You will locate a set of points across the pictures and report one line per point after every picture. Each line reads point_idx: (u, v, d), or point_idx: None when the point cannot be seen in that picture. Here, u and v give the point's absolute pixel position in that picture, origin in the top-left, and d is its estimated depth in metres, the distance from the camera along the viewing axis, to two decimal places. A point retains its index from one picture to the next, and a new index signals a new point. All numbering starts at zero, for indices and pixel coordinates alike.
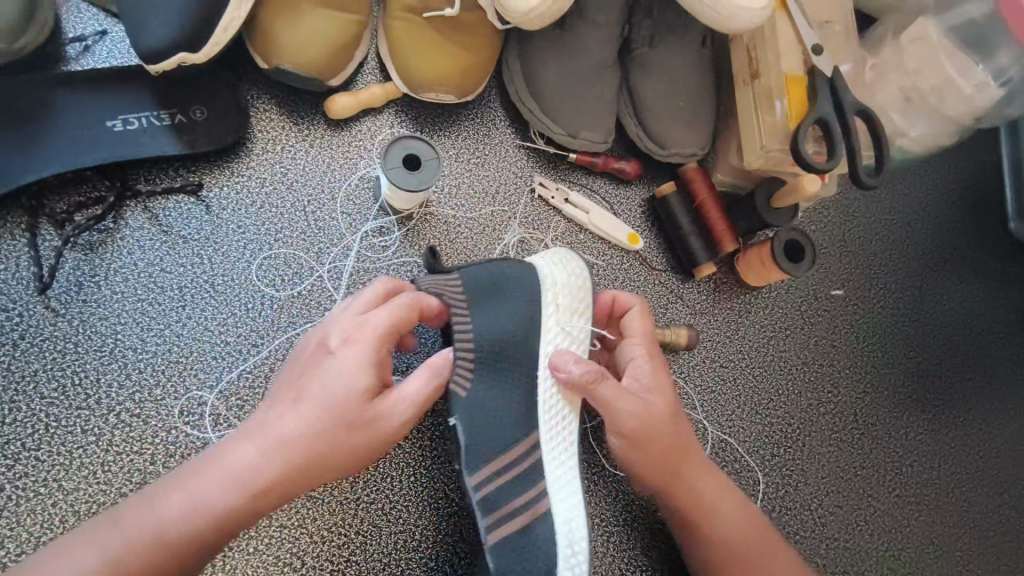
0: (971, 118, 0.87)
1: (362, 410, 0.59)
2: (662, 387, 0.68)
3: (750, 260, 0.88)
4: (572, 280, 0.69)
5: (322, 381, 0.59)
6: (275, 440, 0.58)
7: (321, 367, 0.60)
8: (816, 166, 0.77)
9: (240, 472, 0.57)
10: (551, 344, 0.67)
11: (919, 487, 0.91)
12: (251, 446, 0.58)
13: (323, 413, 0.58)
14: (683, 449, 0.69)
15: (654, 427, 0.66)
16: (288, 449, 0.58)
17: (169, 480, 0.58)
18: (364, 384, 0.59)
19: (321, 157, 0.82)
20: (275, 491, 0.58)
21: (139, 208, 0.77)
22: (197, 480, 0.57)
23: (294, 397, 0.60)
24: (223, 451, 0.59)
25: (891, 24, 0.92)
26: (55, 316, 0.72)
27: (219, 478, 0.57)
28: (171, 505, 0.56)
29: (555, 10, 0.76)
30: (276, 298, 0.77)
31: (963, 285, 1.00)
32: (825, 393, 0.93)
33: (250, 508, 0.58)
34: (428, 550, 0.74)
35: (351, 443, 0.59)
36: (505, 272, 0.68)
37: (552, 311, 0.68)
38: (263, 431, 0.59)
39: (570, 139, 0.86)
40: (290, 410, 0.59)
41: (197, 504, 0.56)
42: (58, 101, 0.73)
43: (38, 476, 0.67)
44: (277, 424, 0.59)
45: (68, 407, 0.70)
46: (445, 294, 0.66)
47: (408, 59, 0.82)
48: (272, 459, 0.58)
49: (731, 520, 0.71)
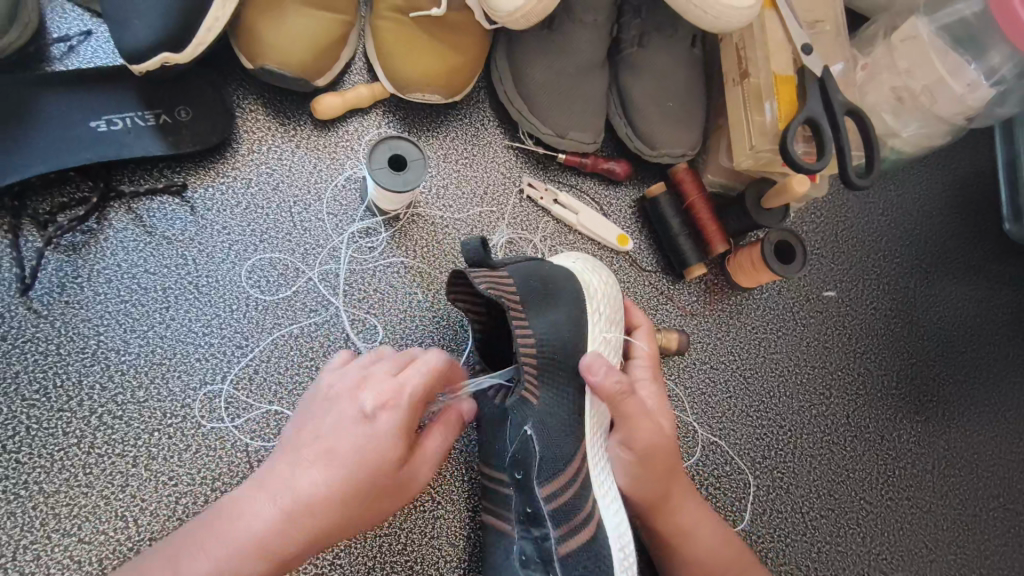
0: (963, 118, 0.86)
1: (392, 478, 0.56)
2: (668, 413, 0.72)
3: (741, 261, 0.88)
4: (608, 290, 0.72)
5: (352, 445, 0.55)
6: (300, 503, 0.53)
7: (354, 429, 0.56)
8: (805, 167, 0.76)
9: (260, 541, 0.52)
10: (595, 351, 0.69)
11: (912, 491, 0.90)
12: (270, 508, 0.53)
13: (355, 480, 0.54)
14: (679, 472, 0.70)
15: (664, 450, 0.67)
16: (316, 514, 0.53)
17: (178, 549, 0.52)
18: (395, 453, 0.56)
19: (307, 157, 0.82)
20: (297, 557, 0.54)
21: (123, 209, 0.76)
22: (211, 549, 0.51)
23: (319, 457, 0.55)
24: (237, 513, 0.53)
25: (882, 24, 0.92)
26: (37, 318, 0.71)
27: (238, 546, 0.52)
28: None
29: (542, 10, 0.75)
30: (261, 300, 0.77)
31: (957, 286, 0.99)
32: (817, 395, 0.92)
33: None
34: (413, 553, 0.74)
35: (375, 508, 0.57)
36: (551, 276, 0.69)
37: (596, 319, 0.70)
38: (283, 492, 0.54)
39: (558, 139, 0.86)
40: (314, 471, 0.54)
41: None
42: (41, 102, 0.73)
43: (20, 478, 0.67)
44: (301, 484, 0.54)
45: (50, 409, 0.69)
46: (504, 297, 0.64)
47: (394, 58, 0.81)
48: (296, 525, 0.53)
49: (706, 541, 0.70)
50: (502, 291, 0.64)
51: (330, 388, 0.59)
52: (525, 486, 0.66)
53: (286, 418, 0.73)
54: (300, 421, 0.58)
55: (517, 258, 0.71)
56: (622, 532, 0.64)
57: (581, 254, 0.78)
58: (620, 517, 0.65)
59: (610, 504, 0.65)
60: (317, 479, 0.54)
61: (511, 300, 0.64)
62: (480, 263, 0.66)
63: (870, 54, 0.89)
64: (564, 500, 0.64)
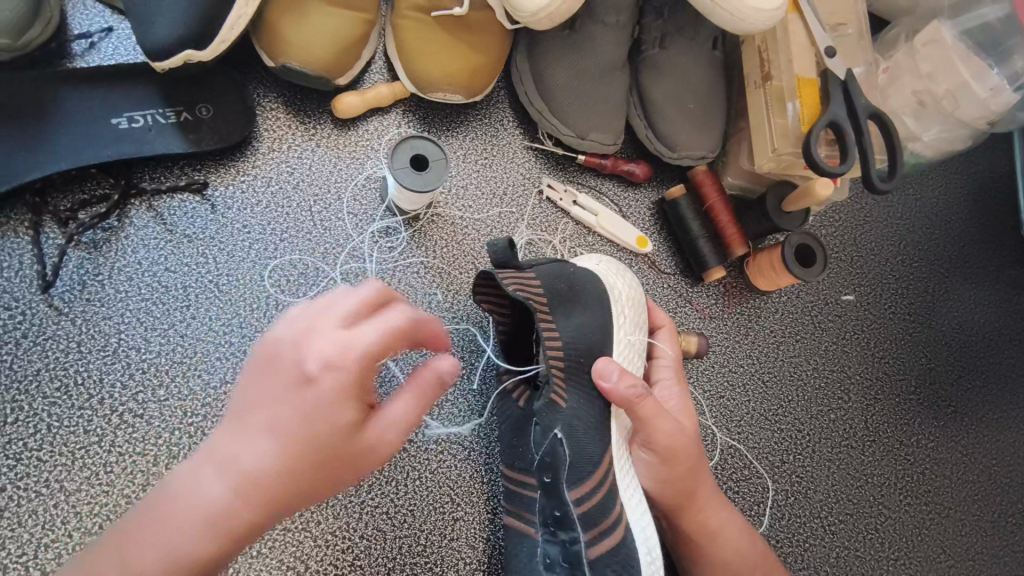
0: (986, 123, 0.86)
1: (340, 449, 0.50)
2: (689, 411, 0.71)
3: (761, 264, 0.87)
4: (632, 293, 0.72)
5: (295, 413, 0.49)
6: (244, 476, 0.48)
7: (293, 396, 0.49)
8: (826, 170, 0.76)
9: (209, 519, 0.47)
10: (620, 355, 0.69)
11: (931, 496, 0.90)
12: (217, 483, 0.48)
13: (299, 451, 0.48)
14: (705, 469, 0.70)
15: (686, 449, 0.66)
16: (264, 489, 0.48)
17: (130, 529, 0.48)
18: (345, 418, 0.50)
19: (328, 157, 0.82)
20: (256, 530, 0.49)
21: (144, 207, 0.76)
22: (160, 528, 0.47)
23: (265, 425, 0.49)
24: (180, 491, 0.48)
25: (903, 28, 0.91)
26: (58, 316, 0.71)
27: (184, 526, 0.47)
28: (134, 559, 0.46)
29: (566, 11, 0.75)
30: (281, 300, 0.77)
31: (976, 291, 0.99)
32: (835, 400, 0.91)
33: (230, 551, 0.48)
34: (434, 555, 0.73)
35: (325, 484, 0.50)
36: (576, 279, 0.69)
37: (621, 323, 0.69)
38: (229, 466, 0.48)
39: (578, 140, 0.85)
40: (261, 442, 0.48)
41: (166, 558, 0.46)
42: (63, 98, 0.72)
43: (40, 476, 0.66)
44: (230, 467, 0.48)
45: (71, 407, 0.69)
46: (532, 299, 0.63)
47: (415, 59, 0.81)
48: (245, 499, 0.48)
49: (733, 543, 0.69)
50: (529, 293, 0.64)
51: (268, 344, 0.51)
52: (554, 491, 0.65)
53: None
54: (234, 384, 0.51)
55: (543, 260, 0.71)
56: (645, 527, 0.63)
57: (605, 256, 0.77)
58: (645, 514, 0.64)
59: (637, 503, 0.65)
60: (264, 451, 0.48)
61: (538, 303, 0.64)
62: (509, 263, 0.66)
63: (892, 57, 0.88)
64: (591, 504, 0.63)
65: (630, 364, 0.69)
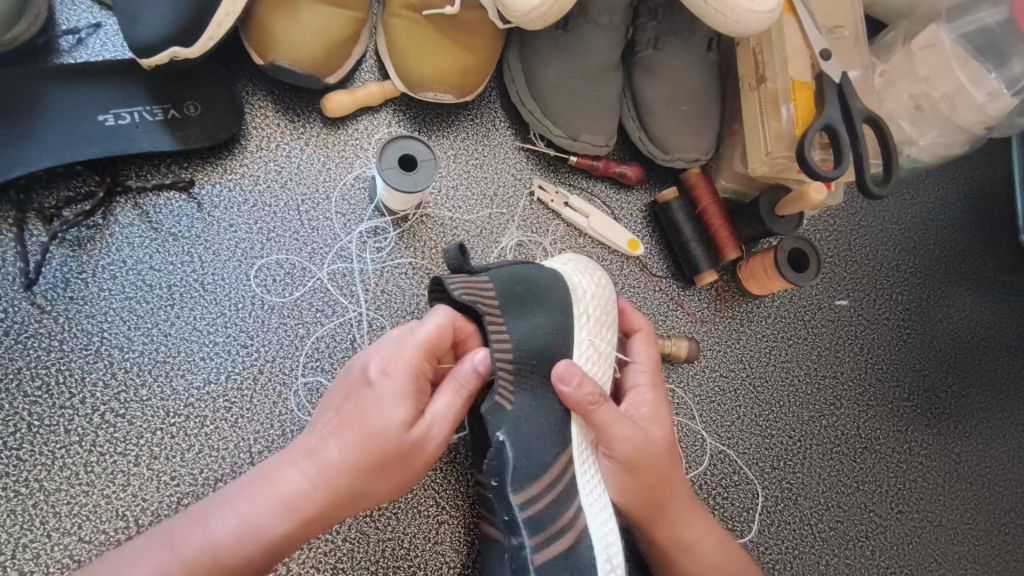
0: (983, 127, 0.84)
1: (401, 441, 0.58)
2: (664, 419, 0.69)
3: (754, 268, 0.86)
4: (598, 292, 0.71)
5: (365, 408, 0.59)
6: (323, 466, 0.58)
7: (361, 395, 0.60)
8: (821, 175, 0.74)
9: (284, 499, 0.57)
10: (581, 355, 0.68)
11: (922, 504, 0.89)
12: (297, 471, 0.58)
13: (367, 440, 0.58)
14: (680, 479, 0.68)
15: (654, 461, 0.65)
16: (339, 475, 0.57)
17: (215, 500, 0.58)
18: (398, 419, 0.59)
19: (316, 156, 0.81)
20: (332, 512, 0.58)
21: (129, 205, 0.75)
22: (242, 499, 0.57)
23: (335, 426, 0.59)
24: (263, 474, 0.59)
25: (901, 31, 0.90)
26: (41, 314, 0.70)
27: (263, 501, 0.57)
28: (232, 524, 0.56)
29: (557, 11, 0.74)
30: (267, 301, 0.76)
31: (971, 297, 0.98)
32: (827, 406, 0.90)
33: (295, 532, 0.57)
34: (417, 559, 0.73)
35: (390, 472, 0.59)
36: (536, 278, 0.68)
37: (583, 322, 0.69)
38: (306, 456, 0.59)
39: (570, 141, 0.85)
40: (330, 438, 0.59)
41: (263, 519, 0.56)
42: (47, 93, 0.72)
43: (19, 476, 0.66)
44: (321, 452, 0.59)
45: (52, 406, 0.68)
46: (482, 302, 0.63)
47: (406, 58, 0.80)
48: (326, 480, 0.58)
49: (706, 556, 0.68)
50: (478, 296, 0.63)
51: (358, 358, 0.64)
52: (502, 494, 0.62)
53: (292, 421, 0.73)
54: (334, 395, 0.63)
55: (506, 262, 0.70)
56: (607, 543, 0.62)
57: (573, 255, 0.77)
58: (608, 524, 0.63)
59: (599, 513, 0.64)
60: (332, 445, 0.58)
61: (488, 305, 0.64)
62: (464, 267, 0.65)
63: (888, 60, 0.87)
64: (540, 508, 0.61)
65: (591, 365, 0.68)
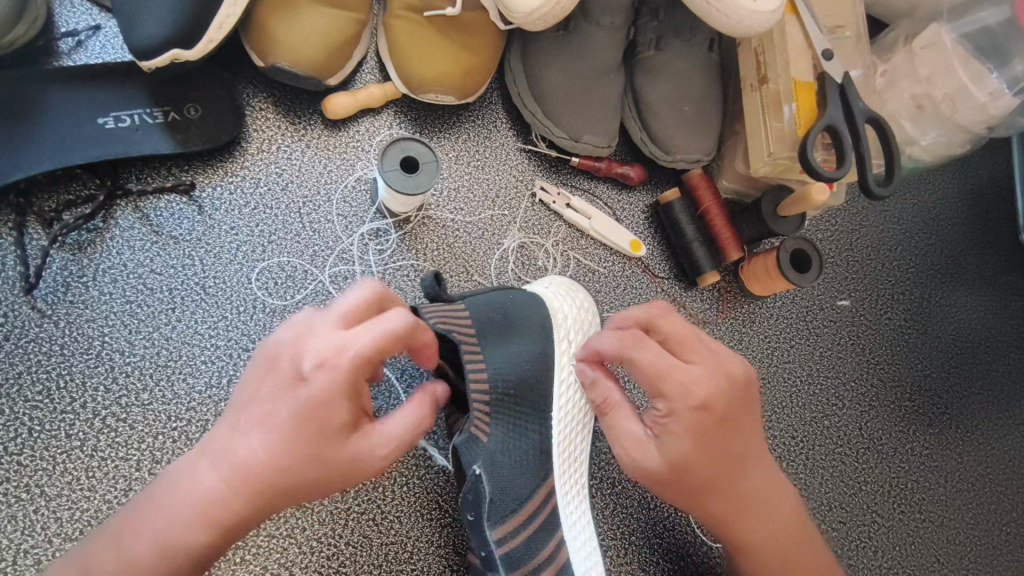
0: (985, 128, 0.84)
1: (335, 451, 0.54)
2: (668, 445, 0.61)
3: (755, 269, 0.86)
4: (579, 314, 0.71)
5: (288, 409, 0.53)
6: (246, 473, 0.53)
7: (288, 393, 0.54)
8: (824, 176, 0.74)
9: (209, 503, 0.53)
10: (563, 382, 0.68)
11: (925, 504, 0.89)
12: (214, 474, 0.54)
13: (294, 449, 0.53)
14: (705, 495, 0.63)
15: (658, 475, 0.63)
16: (263, 483, 0.53)
17: (137, 507, 0.55)
18: (338, 420, 0.54)
19: (318, 158, 0.81)
20: (257, 517, 0.55)
21: (130, 208, 0.75)
22: (167, 505, 0.54)
23: (257, 424, 0.54)
24: (187, 476, 0.55)
25: (903, 30, 0.90)
26: (42, 318, 0.70)
27: (186, 508, 0.53)
28: (148, 536, 0.52)
29: (559, 12, 0.74)
30: (268, 304, 0.76)
31: (972, 296, 0.98)
32: (830, 406, 0.90)
33: (223, 536, 0.54)
34: (421, 563, 0.73)
35: (323, 482, 0.55)
36: (515, 306, 0.68)
37: (564, 348, 0.69)
38: (226, 455, 0.54)
39: (572, 142, 0.84)
40: (253, 437, 0.54)
41: (181, 529, 0.53)
42: (46, 96, 0.71)
43: (20, 481, 0.66)
44: (240, 456, 0.53)
45: (53, 411, 0.68)
46: (457, 333, 0.62)
47: (407, 59, 0.80)
48: (248, 488, 0.53)
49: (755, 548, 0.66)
50: (454, 325, 0.63)
51: (279, 340, 0.56)
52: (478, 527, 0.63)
53: None
54: (250, 382, 0.56)
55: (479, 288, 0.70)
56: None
57: (557, 278, 0.76)
58: (592, 558, 0.64)
59: (584, 545, 0.64)
60: (258, 448, 0.53)
61: (464, 335, 0.63)
62: (439, 297, 0.65)
63: (889, 61, 0.87)
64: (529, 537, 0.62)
65: (571, 392, 0.68)
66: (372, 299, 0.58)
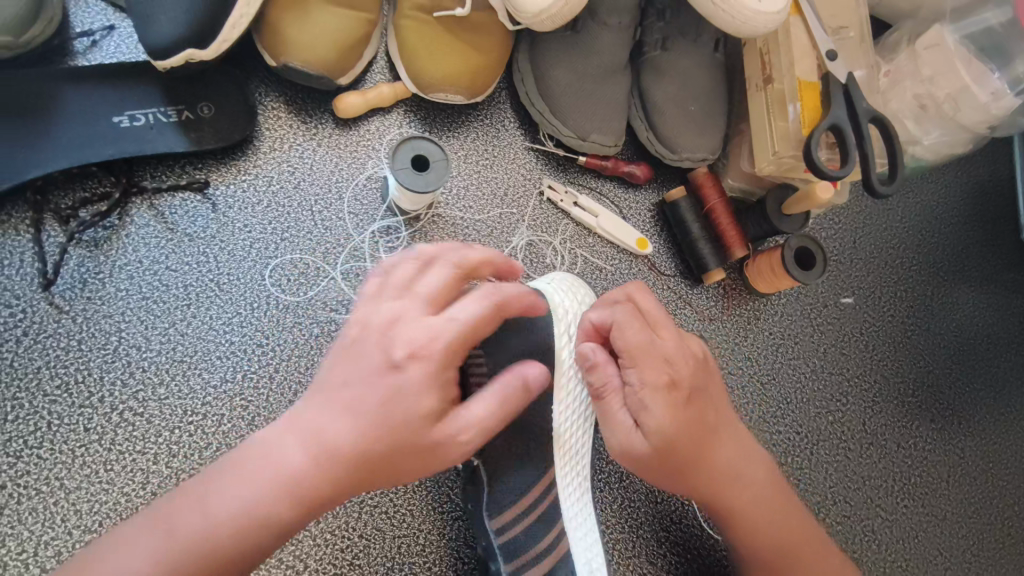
0: (987, 127, 0.85)
1: (422, 433, 0.53)
2: (653, 421, 0.61)
3: (760, 267, 0.87)
4: (580, 309, 0.71)
5: (377, 389, 0.53)
6: (330, 449, 0.52)
7: (379, 374, 0.53)
8: (829, 174, 0.75)
9: (288, 484, 0.51)
10: (563, 377, 0.68)
11: (928, 499, 0.90)
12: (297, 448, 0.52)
13: (381, 429, 0.52)
14: (692, 470, 0.63)
15: (648, 455, 0.62)
16: (348, 461, 0.52)
17: (210, 476, 0.53)
18: (428, 404, 0.53)
19: (329, 157, 0.82)
20: (335, 497, 0.53)
21: (145, 206, 0.76)
22: (239, 483, 0.52)
23: (344, 403, 0.53)
24: (261, 454, 0.53)
25: (906, 30, 0.91)
26: (59, 314, 0.71)
27: (264, 484, 0.51)
28: (227, 504, 0.51)
29: (567, 12, 0.75)
30: (281, 300, 0.77)
31: (974, 294, 0.99)
32: (834, 403, 0.91)
33: (299, 517, 0.52)
34: (432, 555, 0.74)
35: (407, 465, 0.53)
36: None
37: (563, 342, 0.68)
38: (306, 435, 0.53)
39: (580, 142, 0.85)
40: (341, 414, 0.53)
41: (260, 501, 0.51)
42: (64, 95, 0.72)
43: (39, 474, 0.67)
44: (326, 432, 0.52)
45: (71, 406, 0.69)
46: None
47: (417, 59, 0.81)
48: (331, 465, 0.52)
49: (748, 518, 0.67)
50: None
51: (359, 323, 0.56)
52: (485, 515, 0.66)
53: None
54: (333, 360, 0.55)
55: None
56: (593, 569, 0.64)
57: (563, 273, 0.77)
58: (593, 550, 0.65)
59: (584, 538, 0.66)
60: (344, 428, 0.52)
61: None
62: None
63: (892, 61, 0.88)
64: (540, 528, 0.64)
65: (571, 387, 0.68)
66: (456, 278, 0.58)
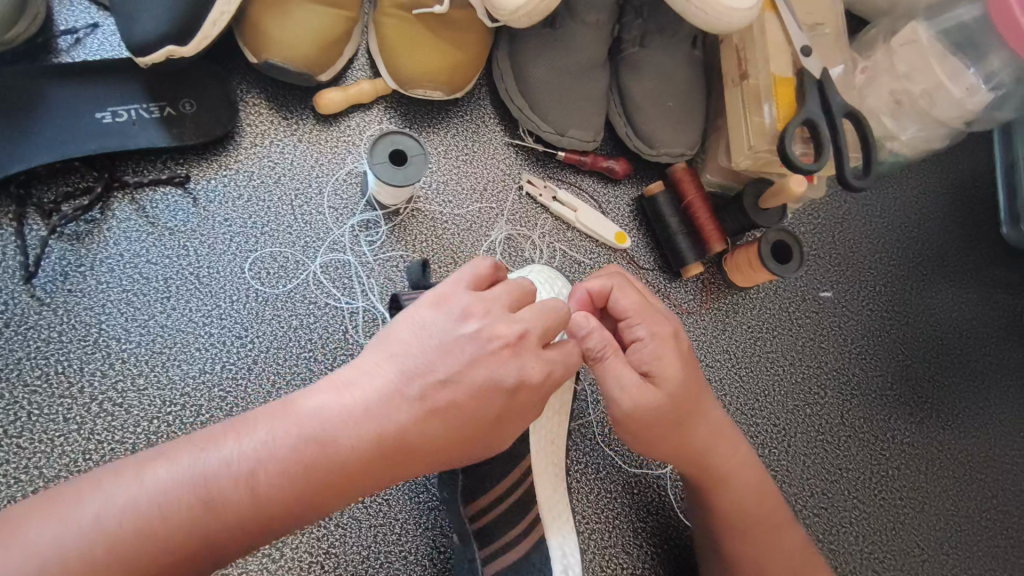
0: (962, 122, 0.86)
1: (477, 454, 0.55)
2: (661, 369, 0.64)
3: (738, 260, 0.88)
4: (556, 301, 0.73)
5: (460, 408, 0.52)
6: (394, 449, 0.50)
7: (470, 395, 0.52)
8: (801, 168, 0.76)
9: (340, 472, 0.49)
10: None
11: (905, 490, 0.91)
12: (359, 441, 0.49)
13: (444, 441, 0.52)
14: (692, 418, 0.66)
15: (656, 405, 0.64)
16: (404, 463, 0.51)
17: (265, 443, 0.48)
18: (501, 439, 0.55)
19: (309, 152, 0.83)
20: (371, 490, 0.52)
21: (127, 200, 0.77)
22: (298, 459, 0.48)
23: (418, 400, 0.51)
24: (322, 433, 0.49)
25: (882, 27, 0.92)
26: (40, 306, 0.72)
27: (319, 470, 0.48)
28: (277, 481, 0.47)
29: (543, 10, 0.76)
30: (262, 293, 0.78)
31: (953, 289, 1.00)
32: (812, 395, 0.92)
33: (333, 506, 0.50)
34: (408, 544, 0.75)
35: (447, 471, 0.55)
36: None
37: None
38: (375, 428, 0.50)
39: (558, 137, 0.87)
40: (414, 415, 0.51)
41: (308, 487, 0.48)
42: (46, 91, 0.73)
43: (19, 463, 0.67)
44: (395, 432, 0.50)
45: (52, 396, 0.70)
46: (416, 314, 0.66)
47: (396, 55, 0.82)
48: (388, 466, 0.50)
49: (732, 475, 0.70)
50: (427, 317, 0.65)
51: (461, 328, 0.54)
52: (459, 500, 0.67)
53: None
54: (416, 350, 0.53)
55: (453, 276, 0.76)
56: (565, 552, 0.66)
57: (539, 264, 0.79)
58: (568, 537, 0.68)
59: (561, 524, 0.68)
60: (416, 437, 0.51)
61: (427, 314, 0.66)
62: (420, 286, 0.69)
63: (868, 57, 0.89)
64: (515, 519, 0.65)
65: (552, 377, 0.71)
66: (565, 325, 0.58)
